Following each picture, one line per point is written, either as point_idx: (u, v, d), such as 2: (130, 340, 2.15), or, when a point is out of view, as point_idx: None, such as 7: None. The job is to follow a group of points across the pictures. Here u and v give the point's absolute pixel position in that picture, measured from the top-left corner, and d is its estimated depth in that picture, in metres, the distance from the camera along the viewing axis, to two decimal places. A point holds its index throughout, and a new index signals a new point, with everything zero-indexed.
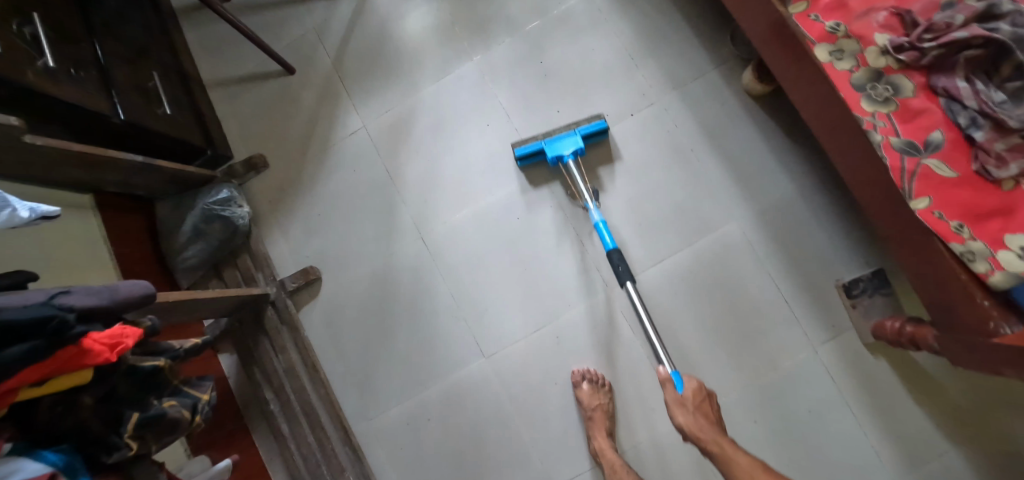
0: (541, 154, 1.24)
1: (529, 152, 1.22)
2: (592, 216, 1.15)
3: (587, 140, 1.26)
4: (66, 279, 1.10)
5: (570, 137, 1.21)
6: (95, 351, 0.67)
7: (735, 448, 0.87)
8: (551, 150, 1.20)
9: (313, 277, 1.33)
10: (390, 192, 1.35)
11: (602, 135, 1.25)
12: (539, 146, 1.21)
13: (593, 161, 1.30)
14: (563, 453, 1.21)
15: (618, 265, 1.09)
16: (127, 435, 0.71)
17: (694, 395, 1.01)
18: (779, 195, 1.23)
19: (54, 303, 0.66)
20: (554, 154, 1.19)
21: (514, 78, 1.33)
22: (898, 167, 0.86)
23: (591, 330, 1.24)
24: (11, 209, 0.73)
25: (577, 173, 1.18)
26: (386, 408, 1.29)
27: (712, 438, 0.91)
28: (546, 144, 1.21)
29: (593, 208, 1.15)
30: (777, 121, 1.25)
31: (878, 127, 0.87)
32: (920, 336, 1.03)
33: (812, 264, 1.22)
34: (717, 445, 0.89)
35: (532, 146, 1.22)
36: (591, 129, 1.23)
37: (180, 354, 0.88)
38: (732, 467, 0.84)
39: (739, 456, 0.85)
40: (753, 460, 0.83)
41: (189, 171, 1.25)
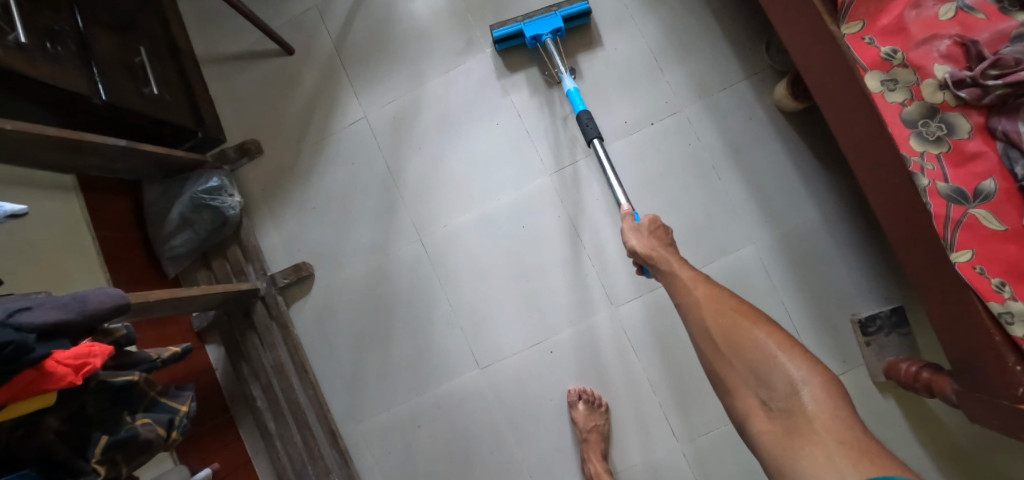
0: (520, 37, 1.20)
1: (506, 33, 1.18)
2: (565, 84, 1.09)
3: (568, 23, 1.21)
4: (50, 275, 1.03)
5: (547, 16, 1.17)
6: (58, 373, 0.62)
7: (684, 266, 0.81)
8: (528, 28, 1.16)
9: (305, 274, 1.26)
10: (389, 188, 1.27)
11: (584, 19, 1.20)
12: (517, 27, 1.17)
13: (573, 47, 1.24)
14: (556, 471, 1.19)
15: (586, 124, 1.03)
16: (94, 460, 0.67)
17: (649, 224, 0.91)
18: (802, 222, 1.16)
19: (9, 322, 0.60)
20: (531, 33, 1.15)
21: (529, 74, 1.24)
22: (943, 214, 0.80)
23: (590, 349, 1.19)
24: None
25: (554, 50, 1.14)
26: (376, 412, 1.26)
27: (658, 256, 0.85)
28: (524, 25, 1.17)
29: (566, 76, 1.10)
30: (808, 142, 1.16)
31: (925, 170, 0.80)
32: (937, 384, 0.98)
33: (829, 297, 1.16)
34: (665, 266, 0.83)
35: (509, 27, 1.17)
36: (573, 11, 1.18)
37: (157, 364, 0.83)
38: (677, 287, 0.79)
39: (685, 276, 0.79)
40: (698, 277, 0.78)
41: (179, 155, 1.19)
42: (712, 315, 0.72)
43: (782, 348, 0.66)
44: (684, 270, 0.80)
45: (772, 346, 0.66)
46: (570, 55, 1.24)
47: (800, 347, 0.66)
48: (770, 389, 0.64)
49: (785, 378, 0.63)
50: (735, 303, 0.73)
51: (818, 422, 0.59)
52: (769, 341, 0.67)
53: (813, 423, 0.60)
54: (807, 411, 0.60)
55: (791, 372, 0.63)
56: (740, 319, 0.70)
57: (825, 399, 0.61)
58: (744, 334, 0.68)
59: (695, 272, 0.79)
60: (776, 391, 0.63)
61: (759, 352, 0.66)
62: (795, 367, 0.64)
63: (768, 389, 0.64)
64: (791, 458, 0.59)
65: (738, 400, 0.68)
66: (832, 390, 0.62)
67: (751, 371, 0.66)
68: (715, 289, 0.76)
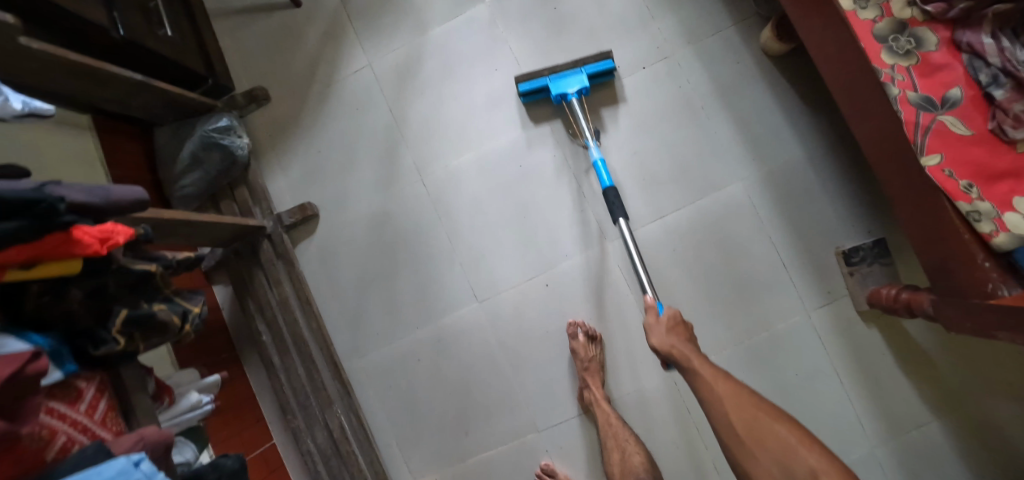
0: (545, 92, 1.22)
1: (533, 88, 1.20)
2: (592, 154, 1.13)
3: (593, 80, 1.23)
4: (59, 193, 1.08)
5: (575, 75, 1.19)
6: (85, 242, 0.67)
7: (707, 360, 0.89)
8: (555, 87, 1.18)
9: (310, 214, 1.31)
10: (393, 133, 1.32)
11: (609, 76, 1.23)
12: (543, 83, 1.19)
13: (597, 102, 1.27)
14: (553, 400, 1.24)
15: (612, 202, 1.07)
16: (115, 330, 0.71)
17: (668, 319, 0.97)
18: (788, 159, 1.22)
19: (53, 193, 0.65)
20: (557, 91, 1.18)
21: (554, 125, 1.27)
22: (913, 121, 0.84)
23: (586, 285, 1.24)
24: (4, 98, 0.72)
25: (579, 111, 1.17)
26: (378, 346, 1.31)
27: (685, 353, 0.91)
28: (551, 81, 1.19)
29: (593, 145, 1.13)
30: (792, 82, 1.22)
31: (896, 80, 0.85)
32: (916, 302, 1.03)
33: (813, 230, 1.21)
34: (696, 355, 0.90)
35: (536, 82, 1.20)
36: (598, 68, 1.20)
37: (172, 265, 0.88)
38: (698, 382, 0.85)
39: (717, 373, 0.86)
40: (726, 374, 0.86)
41: (190, 97, 1.24)
42: (734, 411, 0.80)
43: (803, 443, 0.74)
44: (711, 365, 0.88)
45: (794, 441, 0.74)
46: (594, 107, 1.27)
47: (818, 443, 0.74)
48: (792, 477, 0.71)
49: (805, 466, 0.71)
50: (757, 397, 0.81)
51: None
52: (790, 436, 0.75)
53: None
54: None
55: (811, 463, 0.71)
56: (765, 417, 0.78)
57: None
58: (767, 429, 0.77)
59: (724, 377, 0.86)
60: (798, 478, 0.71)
61: (781, 446, 0.75)
62: (816, 460, 0.72)
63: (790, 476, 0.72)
64: None
65: None
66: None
67: (774, 463, 0.74)
68: (736, 387, 0.83)
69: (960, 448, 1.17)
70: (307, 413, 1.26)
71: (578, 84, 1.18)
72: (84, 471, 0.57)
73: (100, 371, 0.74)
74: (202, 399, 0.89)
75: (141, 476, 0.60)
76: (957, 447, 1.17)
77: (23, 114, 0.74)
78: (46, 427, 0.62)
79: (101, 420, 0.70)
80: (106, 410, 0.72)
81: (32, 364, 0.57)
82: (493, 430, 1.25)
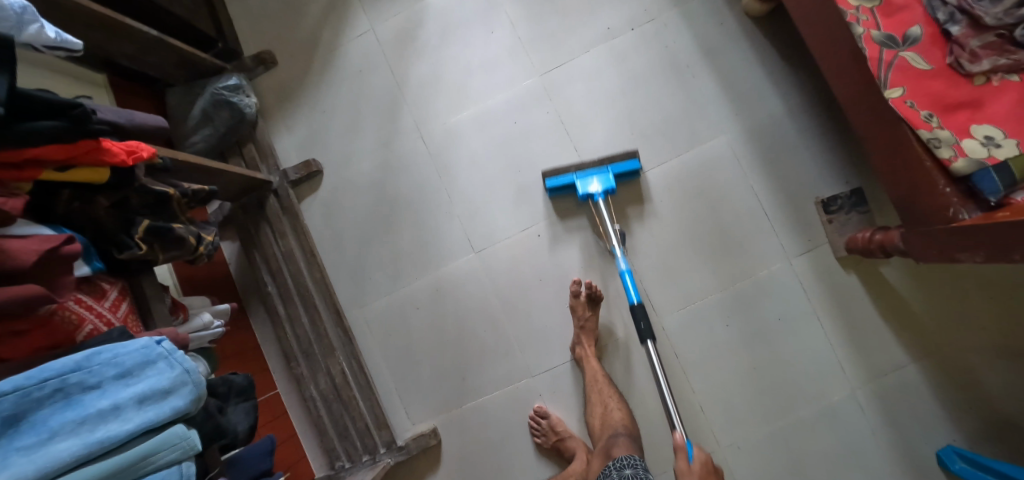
0: (571, 187, 1.27)
1: (560, 184, 1.25)
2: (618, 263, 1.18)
3: (618, 177, 1.27)
4: None
5: (601, 174, 1.23)
6: (114, 152, 0.74)
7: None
8: (581, 186, 1.22)
9: (314, 170, 1.38)
10: (395, 96, 1.39)
11: (633, 176, 1.27)
12: (570, 180, 1.24)
13: (623, 201, 1.31)
14: (547, 347, 1.29)
15: (641, 322, 1.11)
16: (137, 237, 0.76)
17: (700, 466, 0.94)
18: (768, 113, 1.28)
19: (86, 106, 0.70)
20: (583, 191, 1.22)
21: (579, 221, 1.30)
22: (876, 57, 0.91)
23: (581, 237, 1.30)
24: (40, 25, 0.66)
25: (605, 212, 1.21)
26: (378, 296, 1.36)
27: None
28: (578, 178, 1.24)
29: (620, 255, 1.18)
30: (772, 39, 1.29)
31: (860, 21, 0.92)
32: (888, 241, 1.08)
33: (793, 180, 1.26)
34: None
35: (563, 179, 1.24)
36: (624, 168, 1.24)
37: (189, 194, 0.93)
38: None
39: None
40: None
41: (203, 57, 1.31)
42: None
43: None
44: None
45: None
46: (619, 207, 1.31)
47: None
48: None
49: None
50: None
51: None
52: None
53: None
54: None
55: None
56: None
57: None
58: None
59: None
60: None
61: None
62: None
63: None
64: None
65: None
66: None
67: None
68: None
69: (936, 388, 1.21)
70: (309, 360, 1.31)
71: (603, 184, 1.22)
72: (110, 345, 0.62)
73: (122, 280, 0.79)
74: (213, 321, 0.96)
75: (163, 352, 0.65)
76: (933, 388, 1.21)
77: (54, 46, 0.71)
78: (74, 313, 0.67)
79: (122, 318, 0.76)
80: (128, 311, 0.77)
81: (69, 246, 0.63)
82: (488, 376, 1.30)
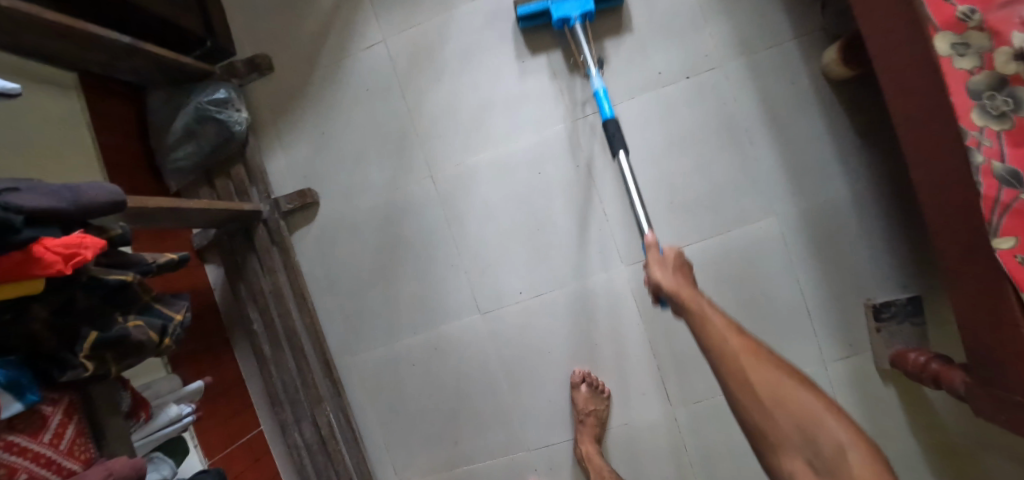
0: (545, 16, 1.10)
1: (532, 11, 1.09)
2: (594, 84, 1.04)
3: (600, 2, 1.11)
4: (35, 156, 0.96)
5: None
6: (47, 260, 0.59)
7: (826, 417, 0.61)
8: (557, 9, 1.06)
9: (310, 201, 1.23)
10: (405, 122, 1.21)
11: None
12: (544, 4, 1.07)
13: (602, 31, 1.15)
14: (549, 422, 1.20)
15: (612, 134, 1.00)
16: (82, 355, 0.65)
17: (675, 258, 0.85)
18: (831, 197, 1.11)
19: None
20: (559, 14, 1.06)
21: (553, 55, 1.15)
22: (992, 197, 0.72)
23: (552, 39, 1.15)
24: None
25: (582, 36, 1.06)
26: (372, 346, 1.26)
27: (753, 359, 0.66)
28: (553, 4, 1.07)
29: (595, 75, 1.05)
30: (849, 111, 1.09)
31: (982, 146, 0.72)
32: (946, 376, 0.95)
33: (844, 277, 1.12)
34: (806, 439, 0.60)
35: (535, 5, 1.08)
36: None
37: (153, 269, 0.80)
38: None
39: (800, 386, 0.64)
40: (805, 391, 0.63)
41: (185, 62, 1.12)
42: (756, 374, 0.65)
43: None
44: (834, 421, 0.60)
45: (822, 408, 0.62)
46: (598, 37, 1.15)
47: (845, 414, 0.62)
48: (817, 449, 0.59)
49: None
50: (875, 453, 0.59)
51: None
52: (816, 403, 0.62)
53: None
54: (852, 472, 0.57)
55: (839, 435, 0.59)
56: None
57: (872, 464, 0.57)
58: (791, 393, 0.63)
59: (815, 391, 0.64)
60: (822, 453, 0.59)
61: (806, 412, 0.61)
62: (842, 429, 0.60)
63: (815, 449, 0.59)
64: None
65: (781, 459, 0.62)
66: (875, 457, 0.58)
67: (795, 428, 0.61)
68: (751, 342, 0.68)
69: None
70: (295, 407, 1.23)
71: (583, 4, 1.06)
72: None
73: (70, 392, 0.68)
74: (183, 410, 0.88)
75: None
76: None
77: None
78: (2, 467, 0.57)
79: (68, 449, 0.65)
80: (74, 435, 0.66)
81: None
82: (481, 446, 1.23)
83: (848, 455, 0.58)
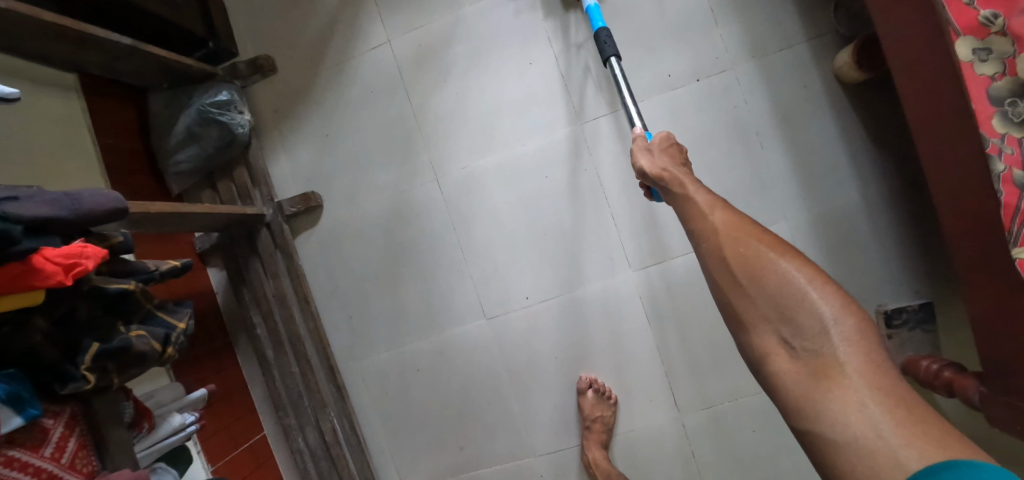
0: None
1: None
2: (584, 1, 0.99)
3: None
4: (35, 157, 0.94)
5: None
6: (47, 271, 0.57)
7: (810, 290, 0.52)
8: None
9: (314, 204, 1.21)
10: (410, 123, 1.20)
11: None
12: None
13: None
14: (554, 427, 1.19)
15: (604, 42, 0.93)
16: (84, 367, 0.63)
17: (661, 142, 0.80)
18: (843, 203, 1.09)
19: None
20: None
21: None
22: (1013, 206, 0.71)
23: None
24: None
25: None
26: (377, 350, 1.24)
27: (733, 237, 0.60)
28: None
29: None
30: (862, 116, 1.08)
31: (1004, 154, 0.70)
32: (959, 384, 0.93)
33: (856, 284, 1.10)
34: (782, 316, 0.52)
35: None
36: None
37: (155, 277, 0.79)
38: None
39: (780, 257, 0.55)
40: (786, 262, 0.55)
41: (187, 63, 1.10)
42: (729, 240, 0.60)
43: None
44: (819, 293, 0.51)
45: (803, 281, 0.52)
46: None
47: (834, 284, 0.52)
48: (794, 326, 0.51)
49: None
50: (871, 332, 0.50)
51: (851, 367, 0.48)
52: (799, 275, 0.53)
53: (843, 365, 0.48)
54: (838, 355, 0.49)
55: (821, 311, 0.50)
56: None
57: (859, 340, 0.49)
58: (766, 263, 0.55)
59: (799, 260, 0.55)
60: (802, 329, 0.51)
61: (787, 287, 0.53)
62: (825, 303, 0.51)
63: (792, 325, 0.52)
64: (819, 413, 0.48)
65: (755, 337, 0.55)
66: (866, 332, 0.50)
67: (772, 303, 0.53)
68: (737, 216, 0.62)
69: None
70: (298, 412, 1.21)
71: None
72: None
73: (72, 404, 0.66)
74: (187, 420, 0.87)
75: None
76: None
77: None
78: None
79: (70, 463, 0.63)
80: (77, 447, 0.65)
81: None
82: (486, 452, 1.22)
83: (832, 333, 0.49)
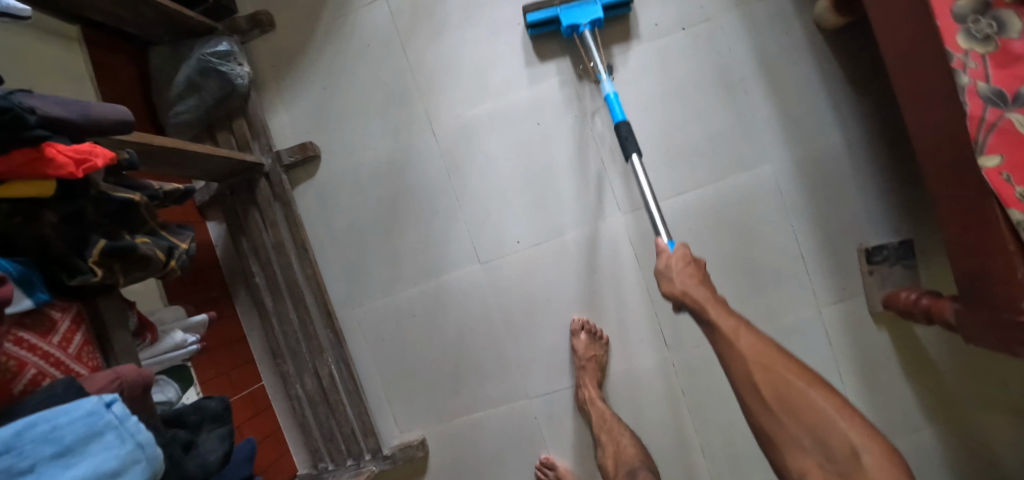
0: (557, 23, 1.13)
1: (541, 19, 1.12)
2: (605, 87, 1.04)
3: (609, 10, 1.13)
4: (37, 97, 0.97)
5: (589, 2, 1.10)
6: (59, 162, 0.60)
7: (839, 421, 0.64)
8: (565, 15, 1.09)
9: (311, 154, 1.24)
10: (406, 77, 1.23)
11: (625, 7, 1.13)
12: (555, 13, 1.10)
13: (610, 38, 1.18)
14: (548, 370, 1.21)
15: (625, 136, 0.98)
16: (91, 260, 0.65)
17: (681, 256, 0.86)
18: (824, 144, 1.13)
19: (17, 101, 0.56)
20: (568, 22, 1.09)
21: (561, 64, 1.18)
22: (978, 116, 0.74)
23: (560, 45, 1.19)
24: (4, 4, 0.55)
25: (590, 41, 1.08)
26: (372, 297, 1.27)
27: (763, 365, 0.70)
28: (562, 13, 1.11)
29: (606, 79, 1.04)
30: (841, 60, 1.12)
31: (967, 68, 0.74)
32: (937, 309, 0.97)
33: (838, 223, 1.14)
34: (815, 442, 0.64)
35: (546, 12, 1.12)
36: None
37: (159, 196, 0.82)
38: None
39: (807, 387, 0.67)
40: (813, 392, 0.67)
41: (188, 15, 1.13)
42: (760, 366, 0.70)
43: None
44: (845, 421, 0.64)
45: (830, 410, 0.65)
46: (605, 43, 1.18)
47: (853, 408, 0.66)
48: (828, 450, 0.63)
49: None
50: (896, 457, 0.62)
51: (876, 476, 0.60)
52: (829, 406, 0.65)
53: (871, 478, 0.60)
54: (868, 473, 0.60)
55: (850, 437, 0.63)
56: None
57: (886, 463, 0.61)
58: (798, 394, 0.67)
59: (827, 391, 0.67)
60: (833, 453, 0.63)
61: (816, 414, 0.65)
62: (852, 430, 0.63)
63: (826, 449, 0.64)
64: None
65: (791, 458, 0.66)
66: (893, 458, 0.61)
67: (808, 431, 0.65)
68: (766, 345, 0.72)
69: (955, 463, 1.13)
70: (297, 359, 1.24)
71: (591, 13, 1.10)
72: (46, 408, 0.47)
73: (76, 304, 0.69)
74: (187, 338, 0.88)
75: (112, 419, 0.50)
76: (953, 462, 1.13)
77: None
78: (9, 357, 0.57)
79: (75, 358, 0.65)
80: (82, 344, 0.67)
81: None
82: (481, 396, 1.24)
83: (861, 456, 0.62)
